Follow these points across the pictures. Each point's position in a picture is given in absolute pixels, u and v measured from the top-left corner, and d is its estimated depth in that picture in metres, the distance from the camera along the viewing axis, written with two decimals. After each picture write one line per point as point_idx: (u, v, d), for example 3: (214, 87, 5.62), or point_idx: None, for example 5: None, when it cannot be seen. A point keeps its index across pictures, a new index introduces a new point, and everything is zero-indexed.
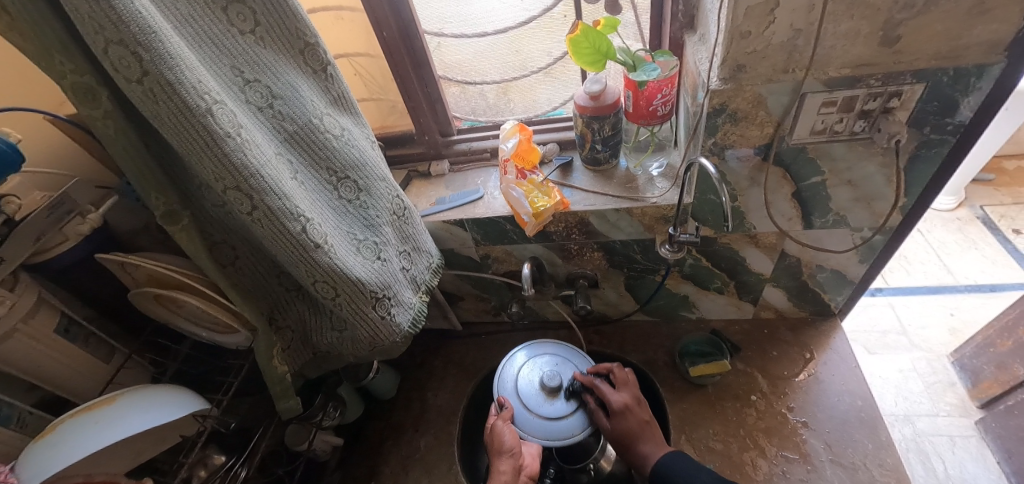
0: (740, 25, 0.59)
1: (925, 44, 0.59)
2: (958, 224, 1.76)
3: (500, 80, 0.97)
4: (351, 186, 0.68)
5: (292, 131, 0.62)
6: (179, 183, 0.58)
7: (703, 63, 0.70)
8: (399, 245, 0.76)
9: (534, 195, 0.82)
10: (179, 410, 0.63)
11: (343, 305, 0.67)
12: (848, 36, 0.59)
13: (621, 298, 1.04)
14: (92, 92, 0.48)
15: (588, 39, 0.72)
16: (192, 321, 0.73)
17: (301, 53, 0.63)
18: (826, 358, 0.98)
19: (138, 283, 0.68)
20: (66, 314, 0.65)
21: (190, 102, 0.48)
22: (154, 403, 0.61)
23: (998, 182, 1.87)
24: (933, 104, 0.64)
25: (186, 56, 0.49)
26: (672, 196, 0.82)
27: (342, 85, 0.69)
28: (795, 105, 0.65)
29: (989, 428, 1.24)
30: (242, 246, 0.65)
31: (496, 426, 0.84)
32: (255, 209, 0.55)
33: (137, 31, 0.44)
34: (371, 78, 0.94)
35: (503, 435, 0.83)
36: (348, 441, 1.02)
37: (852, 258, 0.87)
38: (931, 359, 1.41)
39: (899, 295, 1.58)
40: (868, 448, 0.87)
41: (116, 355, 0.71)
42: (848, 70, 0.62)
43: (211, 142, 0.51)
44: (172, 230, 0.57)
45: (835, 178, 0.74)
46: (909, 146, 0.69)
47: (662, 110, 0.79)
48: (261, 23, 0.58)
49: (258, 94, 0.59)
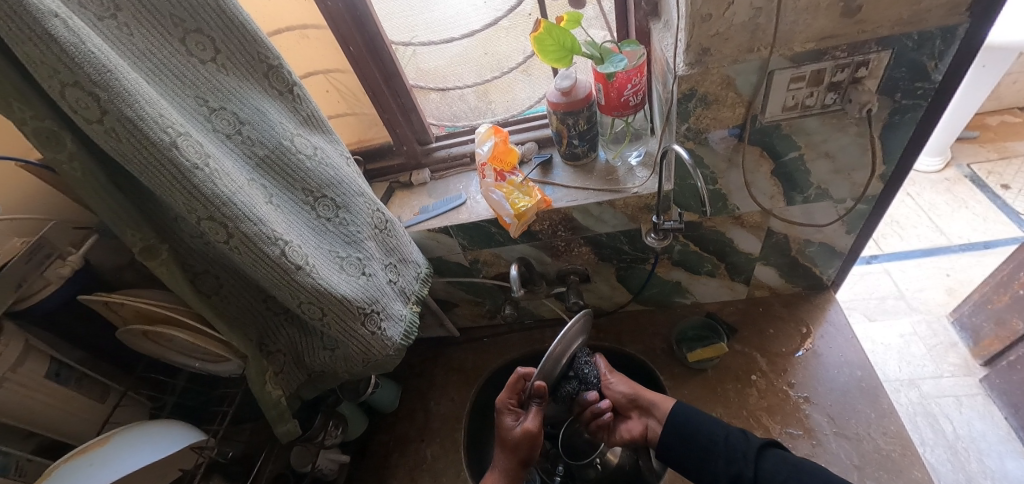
0: (700, 8, 0.59)
1: (886, 11, 0.59)
2: (947, 185, 1.76)
3: (476, 83, 0.97)
4: (329, 204, 0.67)
5: (263, 156, 0.62)
6: (153, 218, 0.58)
7: (669, 49, 0.69)
8: (384, 258, 0.75)
9: (514, 196, 0.82)
10: (139, 462, 0.59)
11: (332, 325, 0.67)
12: (809, 10, 0.59)
13: (614, 289, 1.04)
14: (54, 136, 0.47)
15: (552, 35, 0.72)
16: (184, 353, 0.73)
17: (265, 76, 0.62)
18: (822, 331, 0.99)
19: (126, 320, 0.68)
20: (56, 358, 0.65)
21: (154, 136, 0.48)
22: (113, 462, 0.57)
23: (982, 138, 1.88)
24: (901, 70, 0.64)
25: (146, 91, 0.49)
26: (653, 184, 0.82)
27: (312, 105, 0.68)
28: (764, 84, 0.65)
29: (993, 385, 1.25)
30: (225, 274, 0.65)
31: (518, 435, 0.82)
32: (231, 238, 0.55)
33: (92, 70, 0.44)
34: (345, 93, 0.93)
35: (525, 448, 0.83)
36: (354, 457, 1.02)
37: (838, 230, 0.87)
38: (931, 320, 1.41)
39: (895, 260, 1.58)
40: (871, 417, 0.87)
41: (112, 395, 0.71)
42: (812, 43, 0.62)
43: (179, 176, 0.50)
44: (151, 265, 0.56)
45: (813, 151, 0.74)
46: (882, 114, 0.69)
47: (634, 100, 0.79)
48: (222, 50, 0.58)
49: (225, 121, 0.59)
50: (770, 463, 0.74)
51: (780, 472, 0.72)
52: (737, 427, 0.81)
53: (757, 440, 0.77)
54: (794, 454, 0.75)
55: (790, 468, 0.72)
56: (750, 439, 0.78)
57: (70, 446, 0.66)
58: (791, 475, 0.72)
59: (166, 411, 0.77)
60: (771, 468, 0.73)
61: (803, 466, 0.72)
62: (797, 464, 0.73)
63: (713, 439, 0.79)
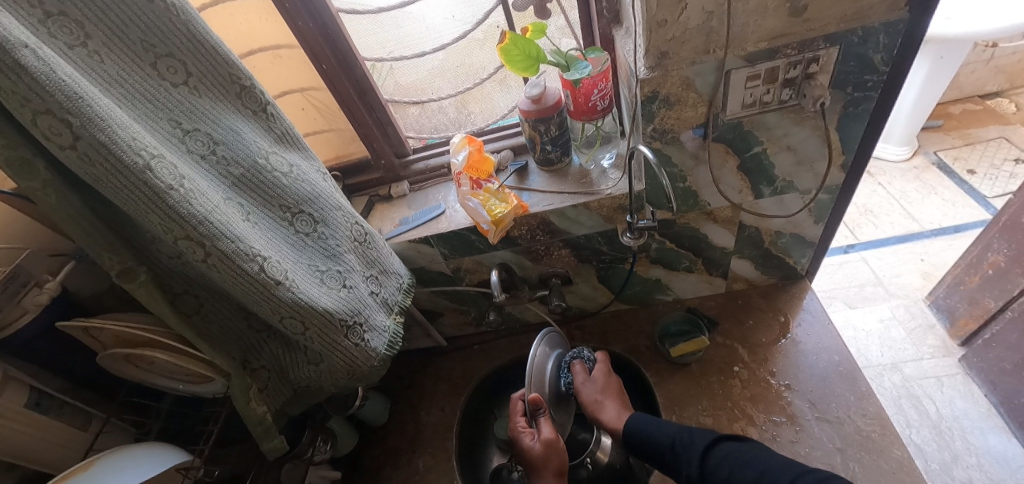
0: (656, 14, 0.62)
1: (831, 9, 0.62)
2: (916, 173, 1.81)
3: (454, 93, 0.99)
4: (307, 219, 0.69)
5: (239, 174, 0.63)
6: (130, 241, 0.58)
7: (631, 53, 0.72)
8: (365, 271, 0.76)
9: (491, 202, 0.84)
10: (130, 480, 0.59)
11: (314, 338, 0.67)
12: (758, 11, 0.62)
13: (596, 290, 1.06)
14: (27, 164, 0.48)
15: (518, 46, 0.74)
16: (166, 376, 0.73)
17: (238, 97, 0.63)
18: (799, 319, 1.01)
19: (106, 345, 0.68)
20: (35, 388, 0.64)
21: (127, 160, 0.49)
22: (103, 481, 0.58)
23: (946, 126, 1.95)
24: (850, 64, 0.67)
25: (117, 115, 0.50)
26: (624, 184, 0.85)
27: (286, 123, 0.70)
28: (722, 83, 0.68)
29: (971, 364, 1.28)
30: (206, 294, 0.66)
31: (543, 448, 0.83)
32: (208, 256, 0.56)
33: (62, 98, 0.45)
34: (320, 110, 0.95)
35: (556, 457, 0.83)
36: (346, 473, 1.01)
37: (807, 219, 0.90)
38: (908, 305, 1.45)
39: (870, 248, 1.62)
40: (850, 400, 0.89)
41: (94, 421, 0.71)
42: (764, 43, 0.65)
43: (154, 197, 0.51)
44: (130, 288, 0.57)
45: (775, 145, 0.77)
46: (837, 107, 0.72)
47: (602, 104, 0.81)
48: (193, 74, 0.59)
49: (199, 142, 0.60)
50: (714, 463, 0.71)
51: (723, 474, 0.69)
52: (684, 429, 0.78)
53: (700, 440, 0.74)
54: (742, 446, 0.71)
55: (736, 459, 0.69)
56: (695, 439, 0.75)
57: (53, 476, 0.66)
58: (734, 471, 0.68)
59: (152, 436, 0.76)
60: (716, 468, 0.70)
61: (742, 460, 0.68)
62: (741, 459, 0.69)
63: (662, 447, 0.78)
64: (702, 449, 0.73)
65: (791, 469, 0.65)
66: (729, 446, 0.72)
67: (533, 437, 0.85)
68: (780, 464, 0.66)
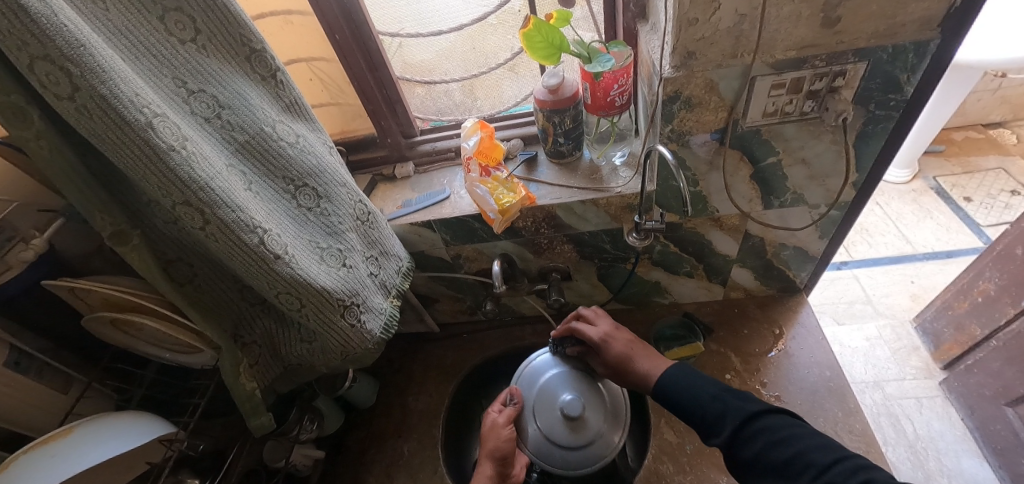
0: (687, 12, 0.60)
1: (864, 23, 0.61)
2: (913, 195, 1.83)
3: (464, 77, 0.96)
4: (310, 193, 0.66)
5: (243, 141, 0.60)
6: (125, 202, 0.56)
7: (656, 51, 0.70)
8: (365, 251, 0.75)
9: (499, 191, 0.82)
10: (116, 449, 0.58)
11: (310, 316, 0.66)
12: (791, 18, 0.60)
13: (594, 288, 1.05)
14: (21, 111, 0.45)
15: (541, 32, 0.72)
16: (154, 343, 0.71)
17: (247, 60, 0.61)
18: (794, 332, 1.01)
19: (92, 308, 0.66)
20: (16, 347, 0.62)
21: (128, 116, 0.47)
22: (88, 453, 0.56)
23: (947, 152, 1.96)
24: (876, 81, 0.66)
25: (121, 68, 0.47)
26: (635, 184, 0.84)
27: (295, 92, 0.67)
28: (746, 89, 0.67)
29: (952, 388, 1.30)
30: (200, 263, 0.63)
31: (496, 422, 0.85)
32: (207, 224, 0.54)
33: (63, 44, 0.42)
34: (330, 83, 0.92)
35: (499, 438, 0.83)
36: (330, 452, 1.00)
37: (812, 234, 0.90)
38: (896, 325, 1.47)
39: (863, 267, 1.63)
40: (838, 416, 0.90)
41: (76, 385, 0.69)
42: (793, 52, 0.63)
43: (154, 159, 0.49)
44: (121, 251, 0.54)
45: (790, 157, 0.76)
46: (857, 124, 0.71)
47: (620, 101, 0.80)
48: (203, 32, 0.56)
49: (203, 104, 0.57)
50: (750, 434, 0.60)
51: (757, 446, 0.59)
52: (723, 392, 0.66)
53: (740, 410, 0.62)
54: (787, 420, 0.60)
55: (773, 436, 0.58)
56: (732, 406, 0.63)
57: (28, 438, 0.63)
58: (769, 448, 0.58)
59: (133, 404, 0.74)
60: (749, 442, 0.60)
61: (781, 437, 0.58)
62: (777, 437, 0.58)
63: (695, 408, 0.66)
64: (738, 421, 0.62)
65: (831, 452, 0.55)
66: (771, 420, 0.60)
67: (497, 414, 0.87)
68: (822, 444, 0.57)
